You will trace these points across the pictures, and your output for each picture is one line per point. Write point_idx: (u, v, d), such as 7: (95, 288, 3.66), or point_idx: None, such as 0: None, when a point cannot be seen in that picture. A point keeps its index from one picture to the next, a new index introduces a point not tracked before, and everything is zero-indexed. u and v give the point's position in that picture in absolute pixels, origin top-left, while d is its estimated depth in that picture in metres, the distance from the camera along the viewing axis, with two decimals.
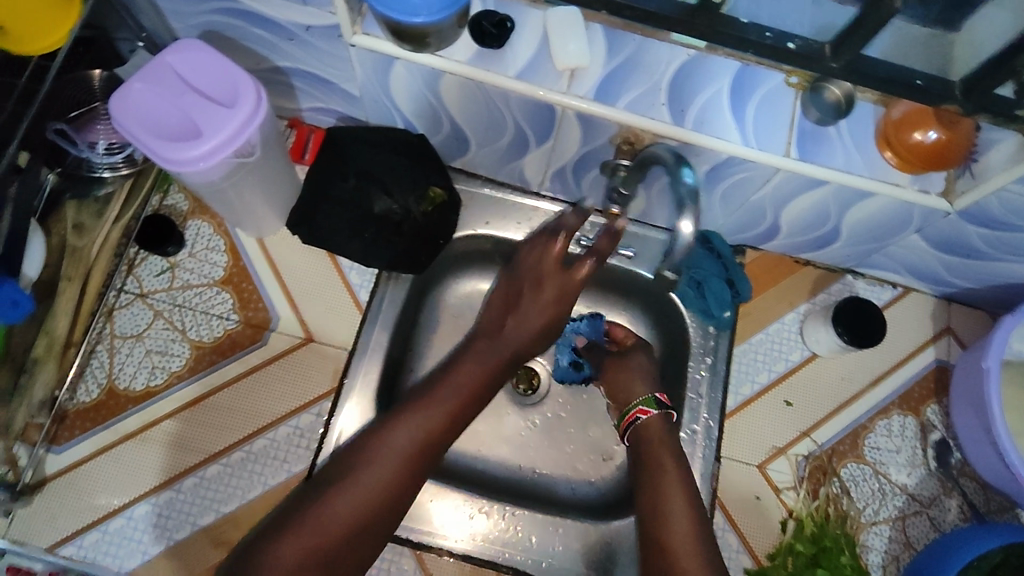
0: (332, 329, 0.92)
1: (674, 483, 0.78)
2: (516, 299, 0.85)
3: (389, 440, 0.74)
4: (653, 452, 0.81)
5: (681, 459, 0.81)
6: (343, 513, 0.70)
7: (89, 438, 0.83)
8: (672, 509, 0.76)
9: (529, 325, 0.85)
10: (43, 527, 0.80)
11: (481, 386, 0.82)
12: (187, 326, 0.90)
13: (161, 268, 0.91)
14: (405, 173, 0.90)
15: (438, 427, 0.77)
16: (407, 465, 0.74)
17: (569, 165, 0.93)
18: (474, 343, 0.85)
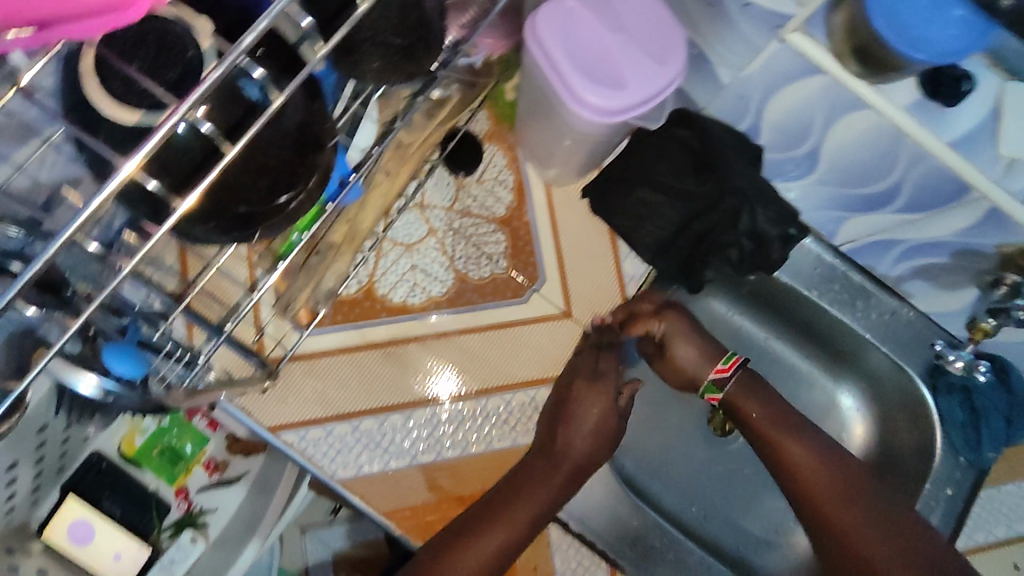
0: (595, 309, 0.86)
1: (849, 487, 0.78)
2: (590, 397, 0.81)
3: (481, 538, 0.74)
4: (777, 432, 0.82)
5: (803, 443, 0.81)
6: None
7: (339, 332, 0.80)
8: (799, 453, 0.80)
9: (570, 442, 0.79)
10: (270, 405, 0.77)
11: (564, 461, 0.79)
12: (457, 256, 0.84)
13: (447, 186, 0.85)
14: (773, 197, 0.76)
15: (535, 508, 0.76)
16: (508, 544, 0.74)
17: (907, 244, 0.82)
18: (547, 444, 0.79)
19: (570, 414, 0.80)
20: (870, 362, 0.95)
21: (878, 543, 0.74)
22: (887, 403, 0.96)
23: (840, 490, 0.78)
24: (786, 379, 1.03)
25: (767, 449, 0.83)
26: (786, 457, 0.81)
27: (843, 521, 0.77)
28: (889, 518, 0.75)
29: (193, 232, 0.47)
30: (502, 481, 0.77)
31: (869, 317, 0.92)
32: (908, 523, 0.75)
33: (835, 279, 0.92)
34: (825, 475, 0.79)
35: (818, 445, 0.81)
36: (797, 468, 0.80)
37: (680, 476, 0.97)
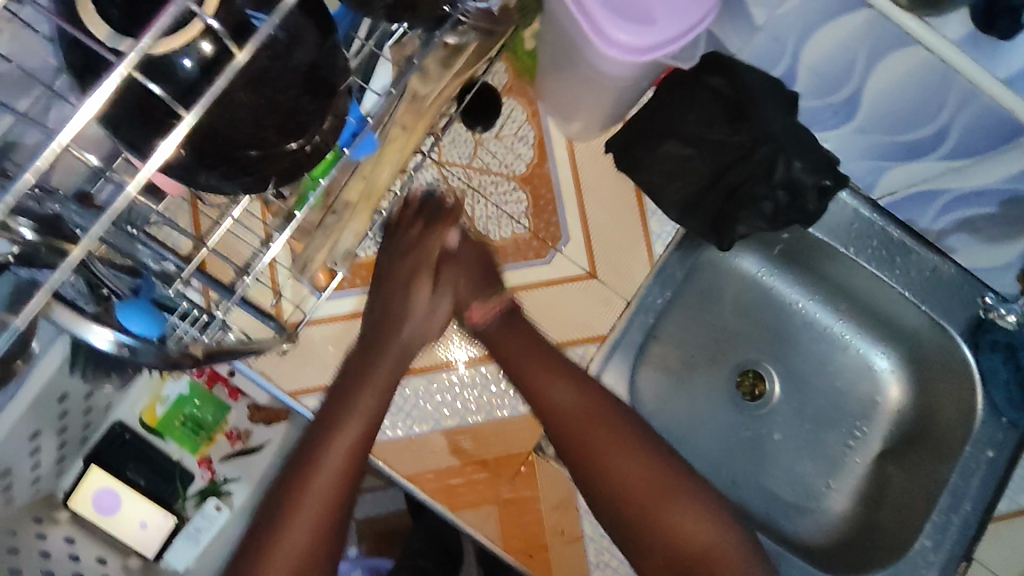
0: (621, 268, 0.82)
1: (667, 490, 0.69)
2: (419, 288, 0.71)
3: (319, 456, 0.63)
4: (578, 430, 0.70)
5: (574, 376, 0.73)
6: (318, 509, 0.62)
7: (360, 296, 0.78)
8: (612, 458, 0.70)
9: (558, 409, 0.72)
10: (290, 370, 0.76)
11: (396, 339, 0.70)
12: (477, 216, 0.81)
13: (465, 143, 0.82)
14: (812, 147, 0.71)
15: (378, 399, 0.67)
16: (343, 485, 0.63)
17: (952, 194, 0.77)
18: (375, 326, 0.70)
19: (397, 311, 0.70)
20: (907, 321, 0.91)
21: (685, 528, 0.68)
22: (926, 363, 0.92)
23: (642, 487, 0.69)
24: (817, 342, 1.00)
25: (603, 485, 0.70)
26: (604, 470, 0.70)
27: (671, 514, 0.68)
28: (661, 479, 0.69)
29: (198, 181, 0.44)
30: (337, 381, 0.68)
31: (908, 275, 0.87)
32: (657, 470, 0.70)
33: (874, 235, 0.87)
34: (603, 442, 0.70)
35: (625, 437, 0.70)
36: (612, 467, 0.70)
37: (706, 436, 0.97)
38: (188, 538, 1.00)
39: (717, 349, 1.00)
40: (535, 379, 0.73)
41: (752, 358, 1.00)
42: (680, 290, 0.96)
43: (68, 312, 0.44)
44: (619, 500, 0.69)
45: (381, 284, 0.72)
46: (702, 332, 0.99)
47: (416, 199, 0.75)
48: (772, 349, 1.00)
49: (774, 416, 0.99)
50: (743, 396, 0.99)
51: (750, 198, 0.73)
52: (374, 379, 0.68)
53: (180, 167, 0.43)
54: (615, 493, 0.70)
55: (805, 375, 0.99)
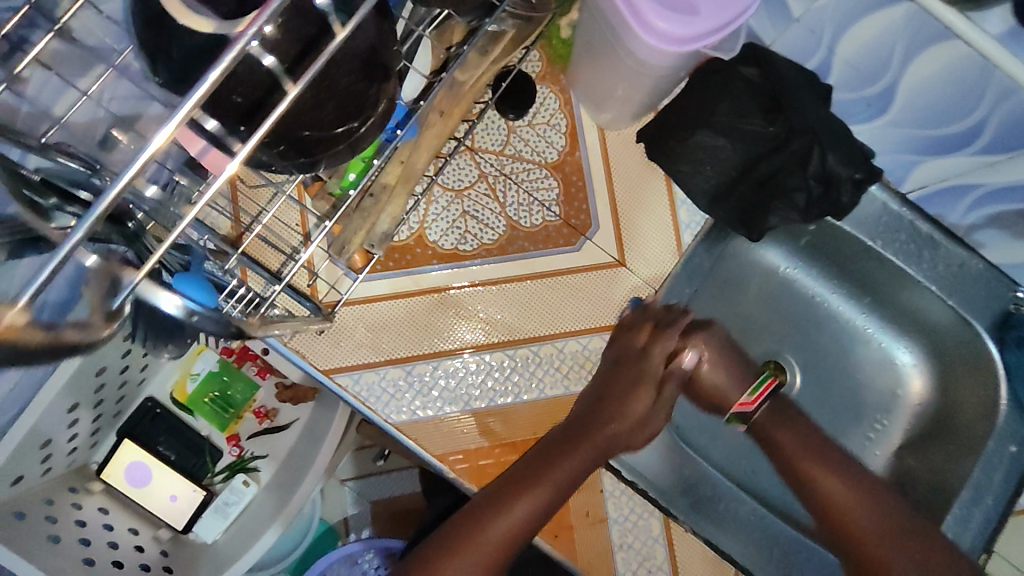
0: (649, 256, 0.83)
1: (814, 455, 0.83)
2: (637, 401, 0.78)
3: (509, 511, 0.70)
4: (804, 461, 0.83)
5: (802, 441, 0.84)
6: (489, 555, 0.69)
7: (393, 278, 0.79)
8: (788, 442, 0.85)
9: (827, 499, 0.81)
10: (324, 349, 0.77)
11: (600, 434, 0.75)
12: (508, 201, 0.82)
13: (498, 129, 0.83)
14: (845, 138, 0.72)
15: (581, 468, 0.73)
16: (513, 544, 0.70)
17: (985, 189, 0.78)
18: (588, 404, 0.77)
19: (627, 413, 0.77)
20: (932, 316, 0.91)
21: (849, 502, 0.80)
22: (949, 358, 0.93)
23: (797, 445, 0.84)
24: (840, 335, 1.00)
25: (779, 456, 0.85)
26: (778, 449, 0.85)
27: (823, 489, 0.81)
28: (833, 466, 0.82)
29: (254, 158, 0.46)
30: (539, 447, 0.74)
31: (936, 270, 0.87)
32: (864, 486, 0.81)
33: (903, 229, 0.87)
34: (812, 466, 0.82)
35: (813, 433, 0.85)
36: (828, 489, 0.81)
37: None
38: (217, 512, 1.02)
39: (739, 340, 1.01)
40: (813, 477, 0.82)
41: (774, 350, 1.01)
42: (706, 281, 0.97)
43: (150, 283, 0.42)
44: (802, 475, 0.83)
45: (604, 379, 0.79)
46: (725, 323, 1.00)
47: (657, 308, 0.81)
48: (795, 341, 1.01)
49: (794, 407, 1.00)
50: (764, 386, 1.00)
51: (780, 187, 0.75)
52: (568, 465, 0.73)
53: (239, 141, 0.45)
54: (796, 477, 0.83)
55: (826, 368, 1.00)
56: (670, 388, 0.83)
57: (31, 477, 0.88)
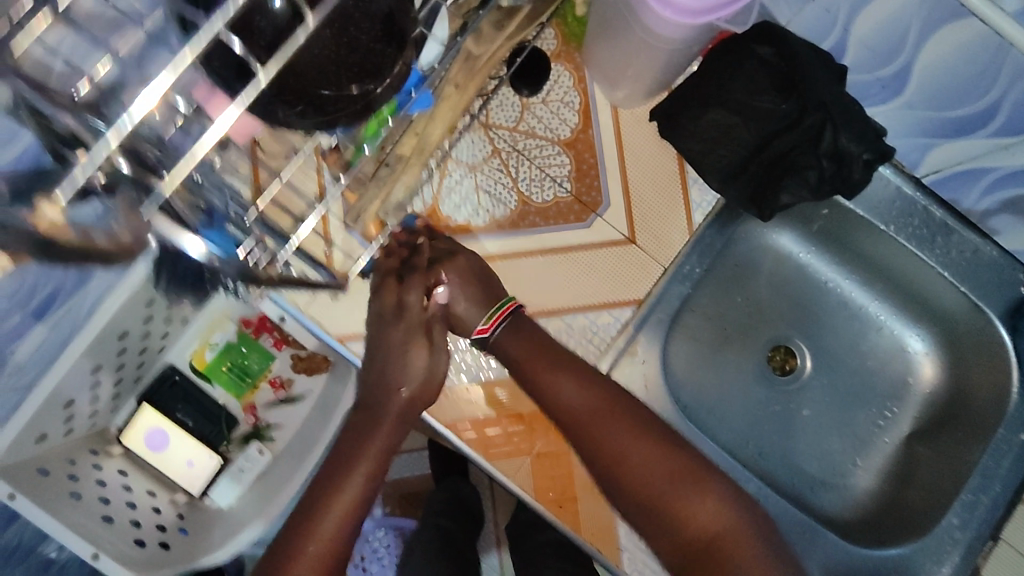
0: (660, 235, 0.84)
1: (603, 424, 0.72)
2: (409, 355, 0.70)
3: (340, 485, 0.67)
4: (540, 372, 0.73)
5: (586, 372, 0.74)
6: (331, 532, 0.66)
7: None
8: (566, 388, 0.73)
9: (566, 407, 0.73)
10: (339, 317, 0.80)
11: (392, 402, 0.70)
12: (520, 177, 0.84)
13: (512, 106, 0.84)
14: (858, 114, 0.73)
15: (381, 454, 0.69)
16: (359, 503, 0.68)
17: (999, 172, 0.78)
18: (376, 389, 0.71)
19: (401, 370, 0.70)
20: (943, 303, 0.91)
21: (686, 504, 0.70)
22: (960, 345, 0.93)
23: (591, 414, 0.72)
24: (851, 323, 1.00)
25: (559, 421, 0.73)
26: (609, 449, 0.71)
27: (613, 436, 0.72)
28: (664, 443, 0.72)
29: (277, 116, 0.48)
30: (338, 442, 0.70)
31: (949, 255, 0.87)
32: (635, 416, 0.73)
33: (916, 214, 0.87)
34: (581, 401, 0.73)
35: (591, 398, 0.73)
36: (562, 394, 0.73)
37: (733, 410, 0.98)
38: (232, 478, 1.05)
39: (748, 324, 1.01)
40: (555, 384, 0.73)
41: (784, 335, 1.01)
42: (716, 264, 0.97)
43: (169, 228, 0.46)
44: (608, 459, 0.72)
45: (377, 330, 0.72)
46: (734, 307, 1.00)
47: (438, 243, 0.79)
48: (804, 327, 1.01)
49: (803, 392, 1.00)
50: (773, 371, 1.00)
51: (792, 163, 0.76)
52: (370, 446, 0.69)
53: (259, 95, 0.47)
54: (613, 472, 0.72)
55: (836, 354, 1.00)
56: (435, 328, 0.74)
57: (55, 437, 0.91)
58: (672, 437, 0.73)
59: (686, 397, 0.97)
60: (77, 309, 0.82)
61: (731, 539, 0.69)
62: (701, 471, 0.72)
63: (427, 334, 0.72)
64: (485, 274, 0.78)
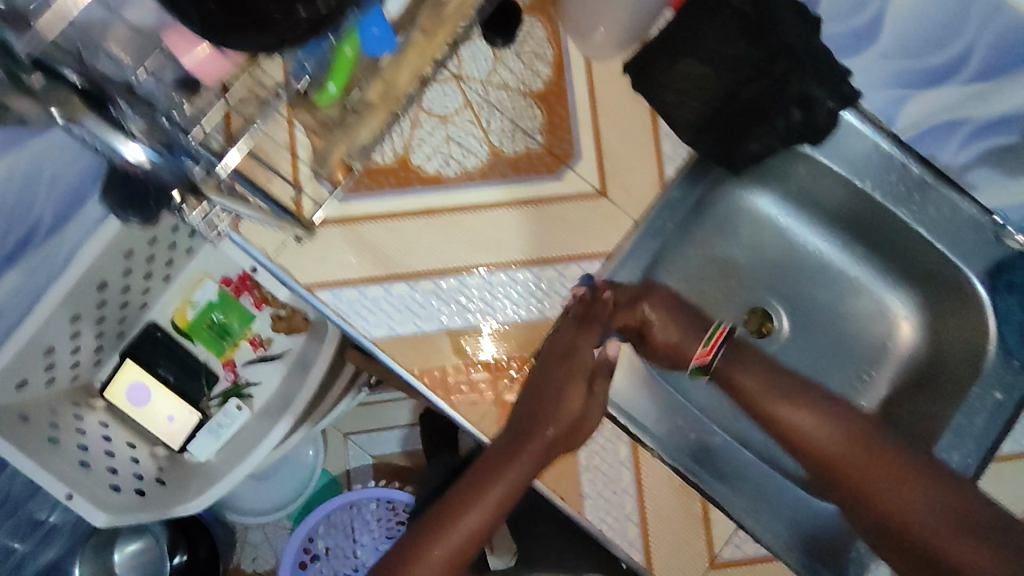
0: (630, 188, 0.84)
1: (807, 412, 0.76)
2: (569, 393, 0.73)
3: (484, 489, 0.71)
4: (773, 404, 0.76)
5: (771, 370, 0.78)
6: (468, 533, 0.69)
7: (378, 201, 0.81)
8: (750, 382, 0.77)
9: (753, 399, 0.77)
10: (309, 265, 0.80)
11: (561, 412, 0.72)
12: (492, 129, 0.83)
13: (485, 58, 0.84)
14: (828, 61, 0.72)
15: (530, 470, 0.72)
16: (498, 512, 0.71)
17: (977, 125, 0.77)
18: (524, 420, 0.73)
19: (556, 408, 0.72)
20: (922, 263, 0.90)
21: (883, 494, 0.73)
22: (939, 307, 0.92)
23: (803, 412, 0.76)
24: (830, 284, 0.99)
25: (752, 406, 0.78)
26: (806, 445, 0.75)
27: (814, 439, 0.75)
28: (889, 458, 0.74)
29: (231, 42, 0.48)
30: (477, 465, 0.73)
31: (927, 213, 0.86)
32: (877, 441, 0.75)
33: (895, 171, 0.86)
34: (797, 413, 0.76)
35: (829, 417, 0.76)
36: (743, 381, 0.78)
37: None
38: (211, 433, 1.06)
39: (724, 285, 1.00)
40: (740, 382, 0.78)
41: (762, 296, 1.00)
42: (693, 224, 0.97)
43: (93, 120, 0.52)
44: (794, 441, 0.76)
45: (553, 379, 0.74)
46: (713, 269, 0.99)
47: (619, 295, 0.77)
48: (783, 289, 1.00)
49: (781, 354, 0.99)
50: (749, 333, 0.99)
51: (762, 112, 0.76)
52: (511, 473, 0.71)
53: (210, 19, 0.47)
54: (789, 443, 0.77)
55: (814, 316, 0.99)
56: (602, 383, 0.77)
57: (36, 387, 0.93)
58: (929, 463, 0.73)
59: None
60: (55, 258, 0.83)
61: (942, 519, 0.71)
62: (906, 453, 0.74)
63: (590, 372, 0.76)
64: (680, 309, 0.79)
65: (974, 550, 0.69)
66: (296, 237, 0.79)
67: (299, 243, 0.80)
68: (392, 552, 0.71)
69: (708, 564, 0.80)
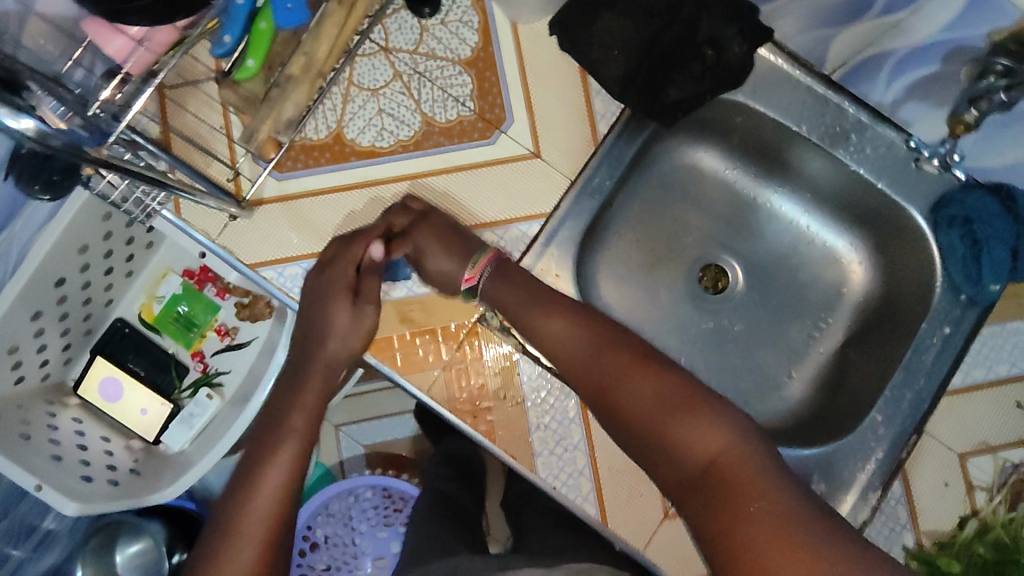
0: (563, 147, 0.84)
1: (609, 362, 0.70)
2: (334, 306, 0.76)
3: (253, 482, 0.67)
4: (591, 372, 0.70)
5: (559, 304, 0.76)
6: (257, 534, 0.65)
7: (312, 176, 0.82)
8: (552, 326, 0.74)
9: (553, 345, 0.74)
10: (250, 245, 0.81)
11: (322, 355, 0.77)
12: (423, 98, 0.84)
13: (411, 29, 0.85)
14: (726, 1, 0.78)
15: (301, 442, 0.71)
16: (283, 510, 0.67)
17: (898, 56, 0.80)
18: (304, 357, 0.78)
19: (329, 327, 0.76)
20: (866, 205, 0.90)
21: (677, 434, 0.62)
22: (888, 247, 0.91)
23: (621, 367, 0.69)
24: (781, 236, 0.99)
25: (567, 372, 0.73)
26: (625, 403, 0.67)
27: (632, 395, 0.67)
28: (704, 407, 0.64)
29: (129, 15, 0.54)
30: (267, 419, 0.74)
31: (864, 152, 0.86)
32: (674, 392, 0.65)
33: (828, 112, 0.86)
34: (609, 364, 0.70)
35: (626, 365, 0.69)
36: (550, 332, 0.74)
37: (666, 333, 0.97)
38: (183, 423, 1.08)
39: (674, 243, 1.00)
40: (542, 322, 0.74)
41: (714, 252, 1.00)
42: (637, 184, 0.96)
43: None
44: (620, 413, 0.67)
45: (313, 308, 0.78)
46: (662, 228, 0.99)
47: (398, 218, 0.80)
48: (735, 244, 1.00)
49: (736, 308, 0.99)
50: (705, 290, 1.00)
51: (676, 60, 0.79)
52: (295, 416, 0.73)
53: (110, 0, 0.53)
54: (617, 417, 0.68)
55: (767, 267, 0.99)
56: (370, 284, 0.79)
57: (5, 386, 0.95)
58: (735, 412, 0.64)
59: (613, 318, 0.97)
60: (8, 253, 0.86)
61: (736, 453, 0.60)
62: (705, 397, 0.65)
63: (350, 291, 0.77)
64: (454, 232, 0.79)
65: (765, 477, 0.58)
66: (232, 215, 0.80)
67: (232, 219, 0.81)
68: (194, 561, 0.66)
69: (663, 514, 0.80)
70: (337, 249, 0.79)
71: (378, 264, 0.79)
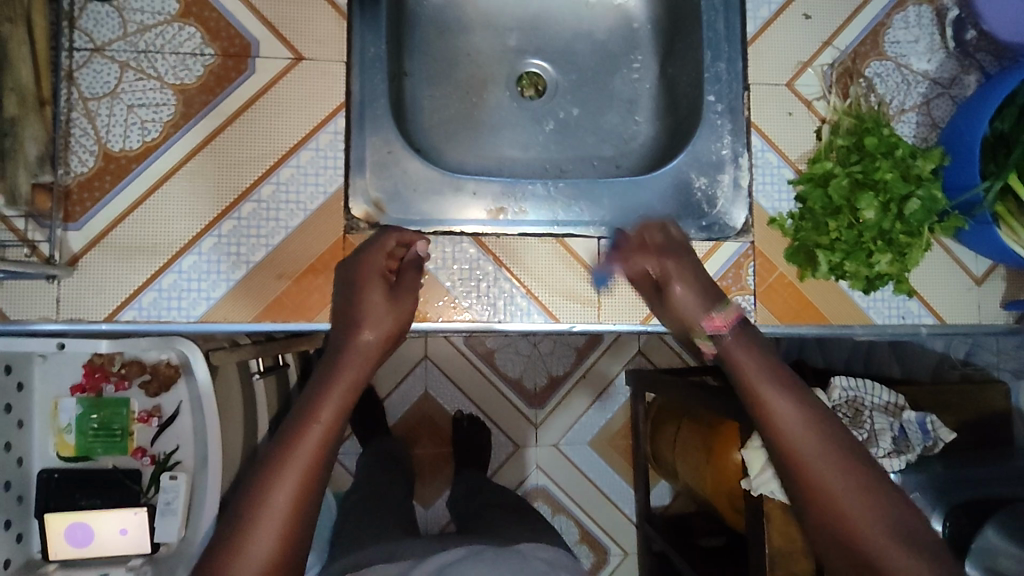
0: (318, 37, 0.82)
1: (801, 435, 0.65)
2: (368, 290, 0.76)
3: (281, 469, 0.62)
4: (784, 444, 0.65)
5: (782, 373, 0.71)
6: (276, 530, 0.60)
7: (108, 205, 0.77)
8: (774, 395, 0.68)
9: (772, 409, 0.67)
10: (91, 300, 0.77)
11: (353, 344, 0.73)
12: (162, 72, 0.79)
13: (107, 16, 0.79)
14: None
15: (350, 388, 0.69)
16: (301, 501, 0.62)
17: None
18: (345, 328, 0.75)
19: (364, 313, 0.75)
20: None
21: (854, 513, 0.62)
22: None
23: (805, 431, 0.65)
24: (562, 12, 1.02)
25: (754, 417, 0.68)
26: (836, 515, 0.62)
27: (823, 483, 0.63)
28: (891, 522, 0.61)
29: None
30: (309, 390, 0.70)
31: None
32: (861, 493, 0.62)
33: None
34: (789, 422, 0.66)
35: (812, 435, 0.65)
36: (767, 396, 0.68)
37: (520, 154, 1.00)
38: (167, 514, 1.03)
39: (481, 75, 1.01)
40: (764, 395, 0.68)
41: (517, 61, 1.02)
42: (414, 46, 0.99)
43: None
44: (810, 490, 0.63)
45: (353, 283, 0.77)
46: (462, 71, 1.00)
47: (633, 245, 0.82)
48: (528, 44, 1.02)
49: (560, 95, 1.01)
50: (530, 99, 1.01)
51: None
52: (341, 383, 0.69)
53: None
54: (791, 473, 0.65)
55: (567, 45, 1.02)
56: (412, 277, 0.79)
57: None
58: (900, 517, 0.62)
59: (470, 169, 0.99)
60: None
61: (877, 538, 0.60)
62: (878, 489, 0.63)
63: (385, 276, 0.77)
64: (709, 287, 0.80)
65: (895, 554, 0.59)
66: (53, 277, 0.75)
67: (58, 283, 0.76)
68: (213, 547, 0.61)
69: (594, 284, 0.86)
70: (378, 235, 0.79)
71: (416, 258, 0.80)
